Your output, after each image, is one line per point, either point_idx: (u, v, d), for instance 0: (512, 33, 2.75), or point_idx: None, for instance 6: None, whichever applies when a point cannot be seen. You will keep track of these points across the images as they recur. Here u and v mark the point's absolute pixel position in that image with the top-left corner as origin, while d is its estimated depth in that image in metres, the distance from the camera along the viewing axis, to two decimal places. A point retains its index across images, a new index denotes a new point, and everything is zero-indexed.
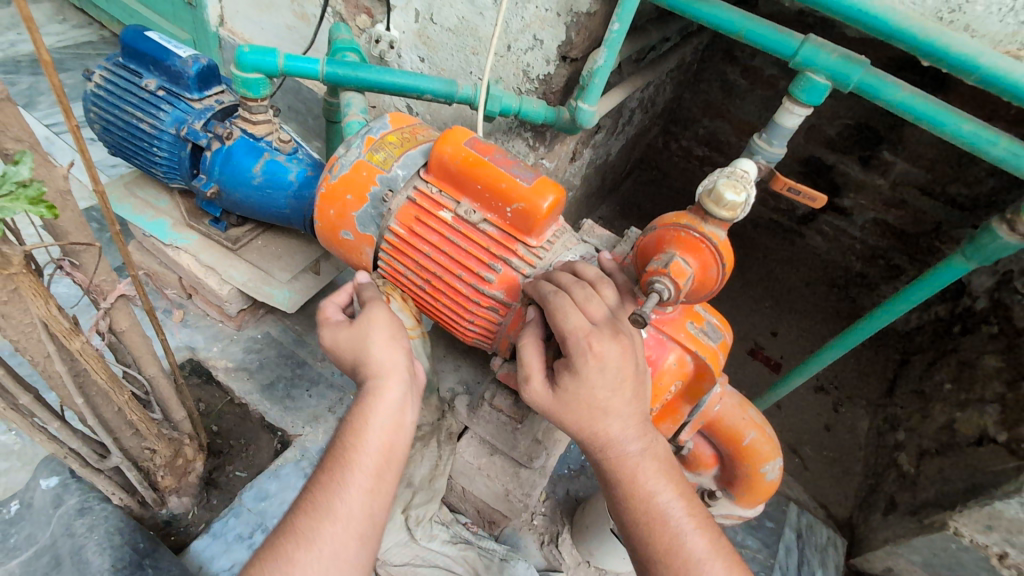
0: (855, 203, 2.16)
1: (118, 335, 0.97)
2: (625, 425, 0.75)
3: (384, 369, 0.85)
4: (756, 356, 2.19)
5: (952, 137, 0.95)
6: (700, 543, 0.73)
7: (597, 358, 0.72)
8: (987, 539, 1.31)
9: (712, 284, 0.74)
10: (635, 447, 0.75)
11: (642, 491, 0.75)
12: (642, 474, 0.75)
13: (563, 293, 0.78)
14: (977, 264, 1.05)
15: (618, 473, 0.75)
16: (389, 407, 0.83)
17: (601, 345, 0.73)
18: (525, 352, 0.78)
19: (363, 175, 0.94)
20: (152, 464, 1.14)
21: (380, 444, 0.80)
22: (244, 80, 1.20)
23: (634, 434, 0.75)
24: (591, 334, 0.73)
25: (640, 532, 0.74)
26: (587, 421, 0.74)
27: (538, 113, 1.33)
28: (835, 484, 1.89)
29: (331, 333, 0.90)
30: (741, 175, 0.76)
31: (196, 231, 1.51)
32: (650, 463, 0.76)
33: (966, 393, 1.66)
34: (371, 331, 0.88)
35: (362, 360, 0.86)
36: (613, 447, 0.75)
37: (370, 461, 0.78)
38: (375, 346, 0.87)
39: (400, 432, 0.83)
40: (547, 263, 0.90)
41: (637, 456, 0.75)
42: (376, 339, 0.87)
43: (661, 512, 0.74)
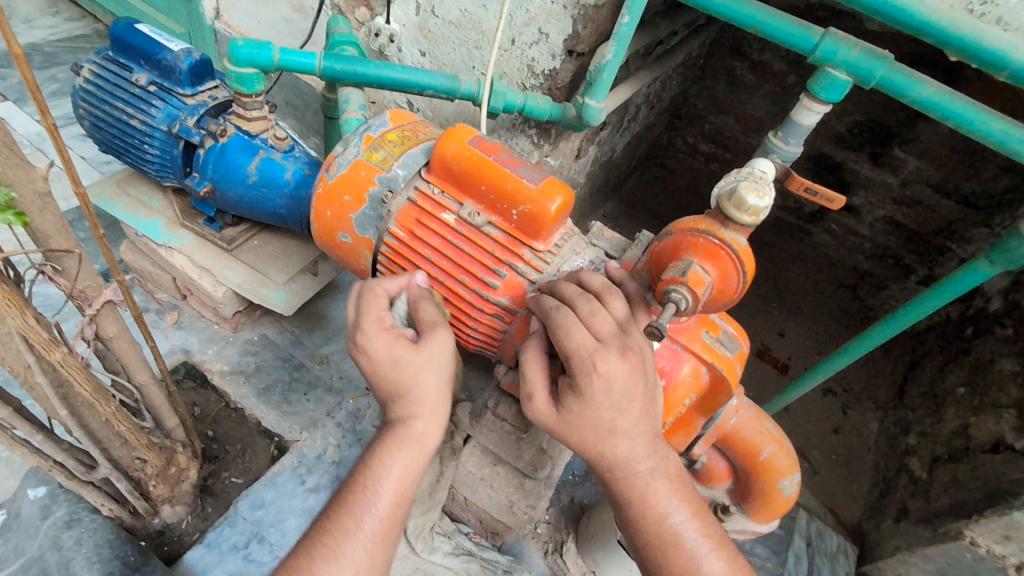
0: (864, 202, 2.12)
1: (105, 342, 0.93)
2: (633, 445, 0.71)
3: (424, 413, 0.77)
4: (764, 357, 2.15)
5: (980, 137, 0.91)
6: (714, 566, 0.69)
7: (604, 379, 0.68)
8: (1005, 549, 1.24)
9: (731, 293, 0.70)
10: (645, 467, 0.71)
11: (653, 512, 0.71)
12: (654, 494, 0.71)
13: (566, 309, 0.73)
14: (1002, 268, 1.00)
15: (628, 492, 0.71)
16: (414, 448, 0.76)
17: (606, 364, 0.68)
18: (528, 368, 0.75)
19: (361, 175, 0.90)
20: (143, 473, 1.10)
21: (396, 488, 0.74)
22: (238, 76, 1.16)
23: (645, 453, 0.71)
24: (596, 352, 0.68)
25: (652, 554, 0.71)
26: (594, 441, 0.70)
27: (543, 110, 1.28)
28: (845, 489, 1.85)
29: (377, 337, 0.76)
30: (760, 176, 0.72)
31: (190, 231, 1.46)
32: (662, 482, 0.72)
33: (980, 398, 1.62)
34: (430, 364, 0.77)
35: (405, 394, 0.76)
36: (623, 467, 0.71)
37: (385, 505, 0.73)
38: (427, 380, 0.77)
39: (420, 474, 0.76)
40: (556, 270, 0.86)
41: (648, 475, 0.71)
42: (432, 377, 0.77)
43: (673, 533, 0.70)
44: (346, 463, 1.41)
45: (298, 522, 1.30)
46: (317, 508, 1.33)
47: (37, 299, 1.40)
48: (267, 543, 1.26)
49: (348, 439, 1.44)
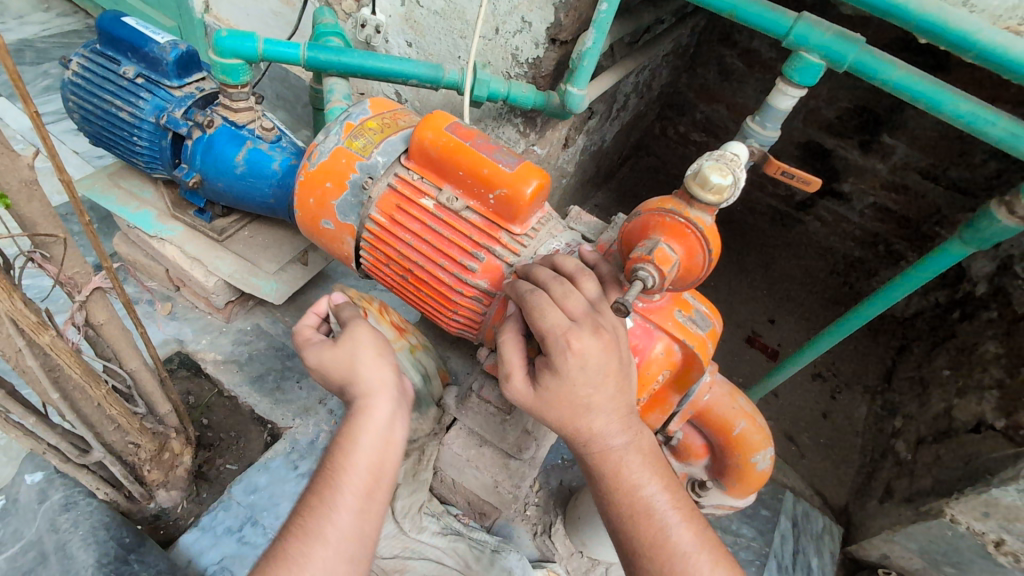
0: (853, 188, 2.13)
1: (95, 328, 0.95)
2: (607, 421, 0.73)
3: (372, 387, 0.83)
4: (754, 343, 2.18)
5: (950, 118, 0.92)
6: (684, 537, 0.72)
7: (578, 356, 0.70)
8: (984, 526, 1.30)
9: (698, 271, 0.72)
10: (619, 441, 0.74)
11: (626, 484, 0.73)
12: (627, 467, 0.74)
13: (540, 291, 0.75)
14: (975, 248, 1.02)
15: (602, 466, 0.74)
16: (380, 422, 0.80)
17: (580, 343, 0.70)
18: (505, 348, 0.77)
19: (342, 163, 0.92)
20: (136, 458, 1.13)
21: (371, 467, 0.77)
22: (223, 66, 1.17)
23: (619, 428, 0.74)
24: (569, 332, 0.71)
25: (624, 525, 0.73)
26: (570, 418, 0.72)
27: (527, 98, 1.30)
28: (833, 472, 1.87)
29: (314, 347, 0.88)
30: (729, 158, 0.74)
31: (181, 222, 1.48)
32: (635, 456, 0.74)
33: (964, 380, 1.64)
34: (360, 345, 0.85)
35: (350, 380, 0.84)
36: (598, 442, 0.73)
37: (362, 480, 0.76)
38: (365, 363, 0.84)
39: (392, 444, 0.81)
40: (533, 253, 0.88)
41: (622, 449, 0.74)
42: (366, 356, 0.84)
43: (646, 504, 0.73)
44: None
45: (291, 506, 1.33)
46: None
47: (30, 289, 1.43)
48: (261, 526, 1.29)
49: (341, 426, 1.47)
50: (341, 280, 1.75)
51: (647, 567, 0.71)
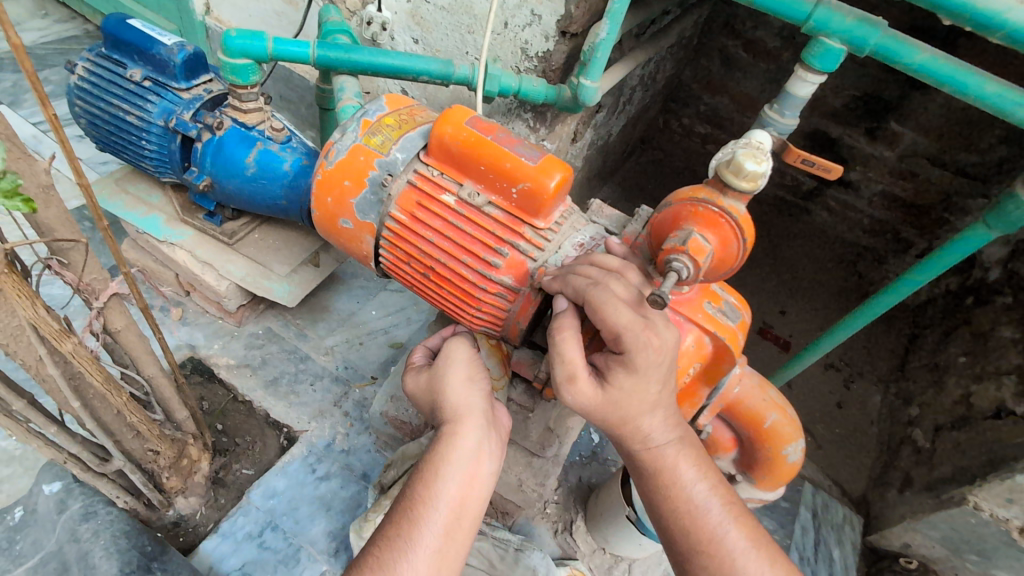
0: (862, 176, 2.12)
1: (113, 335, 0.94)
2: (658, 420, 0.76)
3: (458, 412, 0.84)
4: (765, 335, 2.17)
5: (975, 101, 0.91)
6: (734, 534, 0.74)
7: (658, 352, 0.71)
8: (1009, 513, 1.28)
9: (732, 262, 0.70)
10: (669, 438, 0.77)
11: (678, 481, 0.76)
12: (678, 464, 0.77)
13: (602, 284, 0.74)
14: (1001, 232, 1.01)
15: (654, 463, 0.77)
16: (467, 452, 0.80)
17: (658, 338, 0.71)
18: (567, 348, 0.73)
19: (360, 160, 0.90)
20: (155, 465, 1.12)
21: (456, 494, 0.77)
22: (232, 67, 1.16)
23: (669, 425, 0.77)
24: (648, 327, 0.71)
25: (677, 523, 0.76)
26: (634, 414, 0.74)
27: (538, 92, 1.29)
28: (850, 462, 1.86)
29: (418, 372, 0.94)
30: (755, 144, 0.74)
31: (191, 226, 1.47)
32: (684, 452, 0.78)
33: (981, 366, 1.63)
34: (448, 368, 0.89)
35: (440, 402, 0.86)
36: (647, 440, 0.76)
37: (442, 515, 0.75)
38: (461, 396, 0.86)
39: (480, 477, 0.80)
40: (557, 258, 0.86)
41: (671, 446, 0.77)
42: (453, 380, 0.88)
43: (699, 501, 0.76)
44: (355, 451, 1.43)
45: (311, 510, 1.32)
46: (329, 496, 1.35)
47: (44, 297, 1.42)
48: (282, 531, 1.28)
49: (356, 428, 1.46)
50: (351, 281, 1.75)
51: (702, 562, 0.74)
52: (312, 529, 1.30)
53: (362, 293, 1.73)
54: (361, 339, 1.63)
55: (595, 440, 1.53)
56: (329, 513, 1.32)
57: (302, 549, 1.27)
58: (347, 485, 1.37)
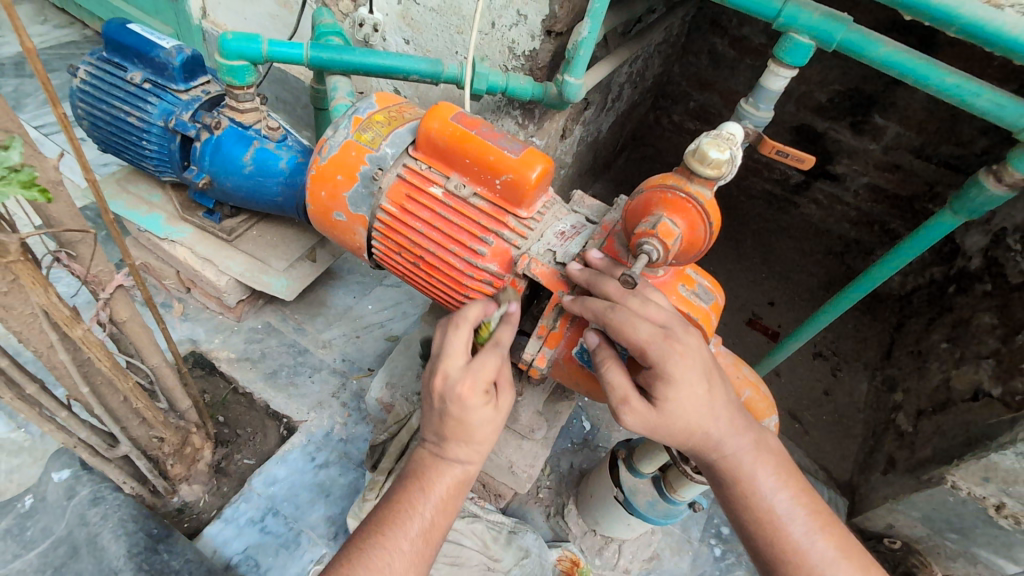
0: (847, 169, 2.16)
1: (119, 325, 0.98)
2: (725, 426, 0.78)
3: (471, 454, 0.80)
4: (754, 326, 2.23)
5: (936, 92, 0.95)
6: (821, 544, 0.76)
7: (685, 357, 0.74)
8: (985, 490, 1.31)
9: (700, 244, 0.75)
10: (740, 445, 0.79)
11: (756, 489, 0.78)
12: (756, 473, 0.79)
13: (619, 305, 0.77)
14: (966, 218, 1.05)
15: (732, 473, 0.79)
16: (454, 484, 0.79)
17: (682, 344, 0.74)
18: (609, 372, 0.79)
19: (352, 156, 0.95)
20: (160, 452, 1.17)
21: (426, 533, 0.76)
22: (229, 68, 1.21)
23: (738, 432, 0.79)
24: (668, 337, 0.74)
25: (761, 532, 0.77)
26: (696, 426, 0.76)
27: (525, 90, 1.33)
28: (836, 447, 1.91)
29: (474, 392, 0.78)
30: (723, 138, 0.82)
31: (190, 224, 1.51)
32: (762, 459, 0.80)
33: (961, 350, 1.67)
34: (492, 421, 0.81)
35: (464, 440, 0.79)
36: (721, 450, 0.78)
37: (414, 540, 0.74)
38: (484, 442, 0.81)
39: (449, 519, 0.79)
40: (567, 253, 0.89)
41: (747, 453, 0.79)
42: (487, 431, 0.80)
43: (778, 511, 0.77)
44: (353, 439, 1.47)
45: (310, 496, 1.37)
46: (327, 483, 1.39)
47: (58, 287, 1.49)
48: (282, 516, 1.33)
49: (354, 418, 1.50)
50: (348, 276, 1.79)
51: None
52: (311, 515, 1.34)
53: (358, 288, 1.78)
54: (358, 332, 1.67)
55: (587, 428, 1.58)
56: (328, 500, 1.37)
57: (302, 533, 1.31)
58: (345, 472, 1.42)
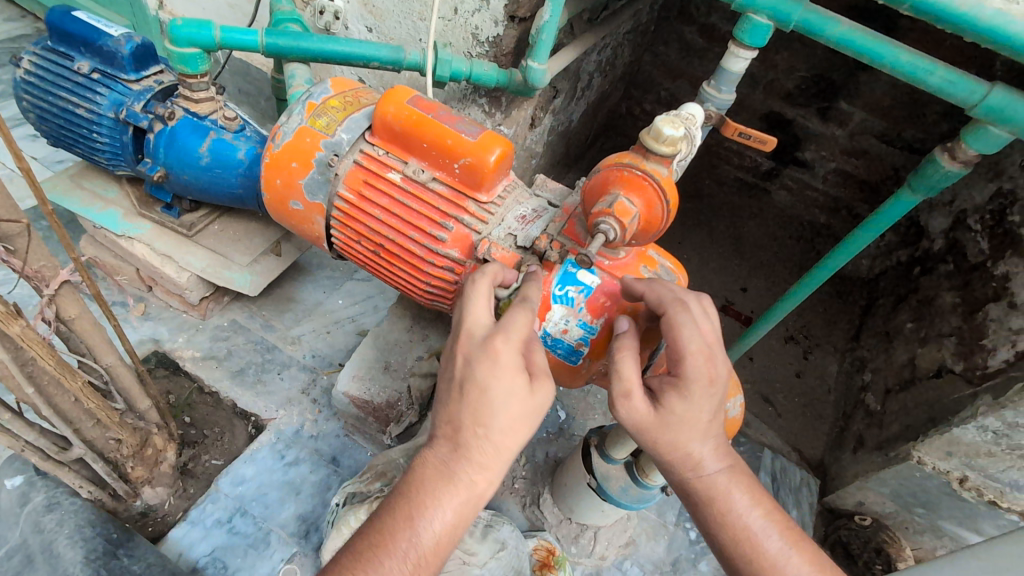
0: (815, 155, 2.18)
1: (67, 323, 0.95)
2: (709, 447, 0.76)
3: (489, 455, 0.70)
4: (728, 312, 2.25)
5: (891, 70, 0.96)
6: (796, 561, 0.72)
7: (711, 381, 0.74)
8: (948, 464, 1.35)
9: (657, 223, 0.74)
10: (718, 466, 0.76)
11: (732, 509, 0.75)
12: (732, 492, 0.75)
13: (679, 305, 0.77)
14: (924, 195, 1.07)
15: (707, 490, 0.75)
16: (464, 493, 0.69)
17: (715, 367, 0.75)
18: (624, 364, 0.75)
19: (306, 142, 0.92)
20: (118, 454, 1.13)
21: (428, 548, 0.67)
22: (180, 56, 1.17)
23: (716, 452, 0.76)
24: (709, 356, 0.75)
25: (735, 551, 0.73)
26: (683, 442, 0.74)
27: (490, 76, 1.31)
28: (808, 429, 1.94)
29: (495, 347, 0.71)
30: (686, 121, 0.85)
31: (149, 220, 1.47)
32: (736, 479, 0.76)
33: (926, 330, 1.70)
34: (520, 405, 0.70)
35: (483, 427, 0.69)
36: (700, 467, 0.76)
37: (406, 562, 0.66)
38: (506, 433, 0.70)
39: (453, 542, 0.69)
40: (591, 279, 0.85)
41: (722, 474, 0.76)
42: (511, 417, 0.70)
43: (756, 533, 0.74)
44: (324, 436, 1.44)
45: (279, 495, 1.34)
46: (298, 480, 1.37)
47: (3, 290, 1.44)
48: (250, 516, 1.30)
49: (324, 414, 1.48)
50: (317, 271, 1.76)
51: None
52: (280, 513, 1.31)
53: (328, 283, 1.75)
54: (328, 328, 1.64)
55: (562, 417, 1.57)
56: (299, 498, 1.34)
57: (272, 532, 1.28)
58: (316, 469, 1.39)
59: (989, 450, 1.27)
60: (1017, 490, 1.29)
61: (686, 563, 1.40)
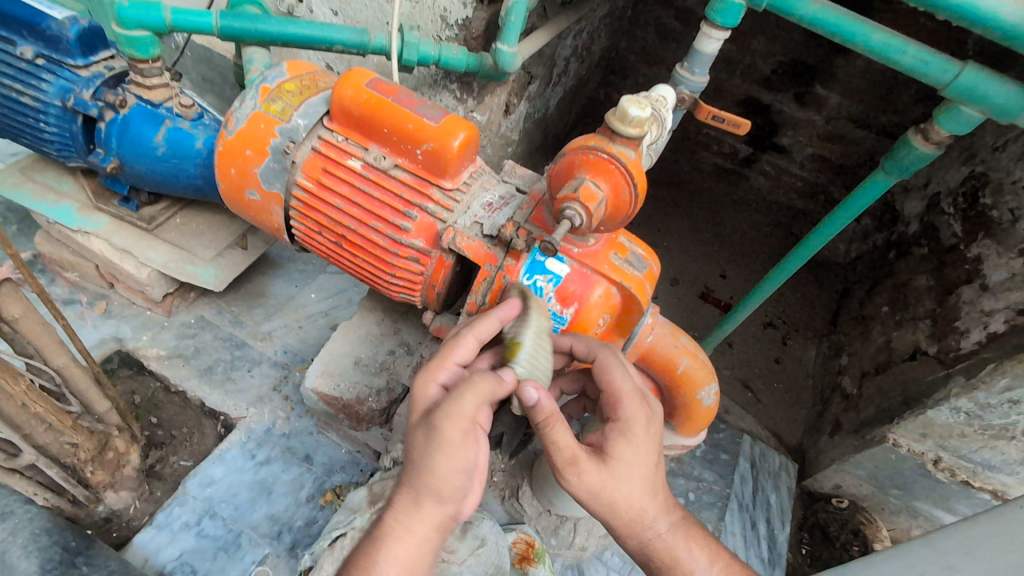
0: (793, 141, 2.18)
1: (10, 323, 0.90)
2: (658, 504, 0.80)
3: (431, 499, 0.72)
4: (707, 299, 2.26)
5: (863, 50, 0.95)
6: None
7: (649, 424, 0.78)
8: (923, 446, 1.36)
9: (625, 208, 0.72)
10: (667, 524, 0.81)
11: (682, 566, 0.81)
12: (681, 550, 0.81)
13: (607, 349, 0.81)
14: (898, 177, 1.06)
15: (657, 549, 0.81)
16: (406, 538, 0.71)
17: (648, 409, 0.79)
18: (555, 430, 0.73)
19: (261, 128, 0.88)
20: (75, 459, 1.08)
21: None
22: (129, 39, 1.11)
23: (665, 514, 0.81)
24: (641, 397, 0.79)
25: None
26: (635, 500, 0.77)
27: (458, 61, 1.26)
28: (787, 414, 1.95)
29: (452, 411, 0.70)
30: (656, 103, 0.82)
31: (106, 214, 1.40)
32: (685, 535, 0.82)
33: (901, 313, 1.71)
34: (464, 455, 0.71)
35: (428, 476, 0.71)
36: (653, 528, 0.80)
37: None
38: (449, 479, 0.71)
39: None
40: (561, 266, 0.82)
41: (671, 529, 0.82)
42: (455, 465, 0.71)
43: None
44: (297, 434, 1.41)
45: (250, 495, 1.30)
46: (269, 480, 1.33)
47: None
48: (220, 518, 1.26)
49: (297, 411, 1.44)
50: (288, 265, 1.70)
51: None
52: (252, 514, 1.27)
53: (300, 276, 1.70)
54: (300, 323, 1.59)
55: None
56: (271, 497, 1.30)
57: (243, 534, 1.25)
58: (288, 468, 1.35)
59: (962, 431, 1.28)
60: (990, 470, 1.31)
61: None
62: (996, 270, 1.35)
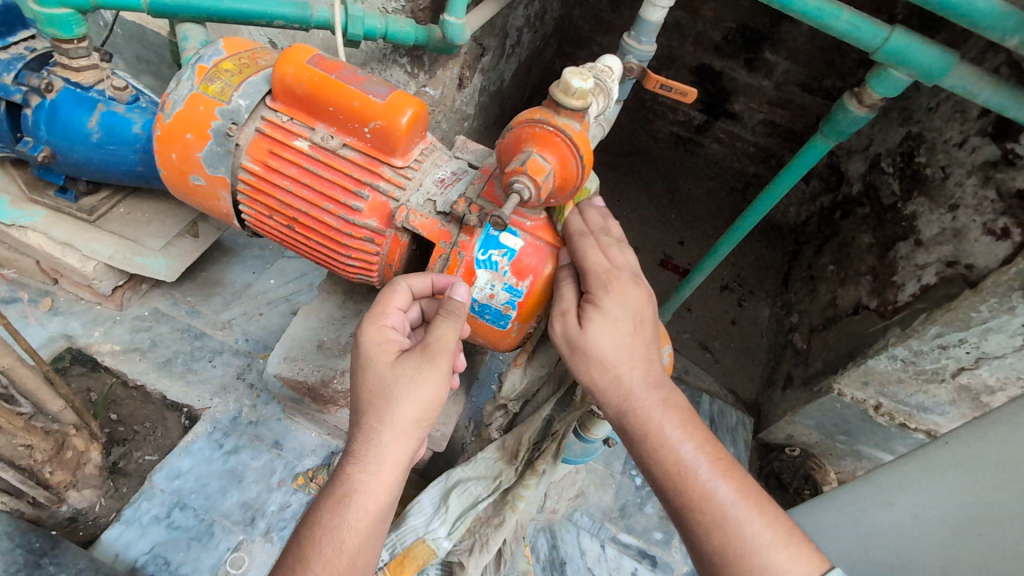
0: (744, 107, 2.22)
1: None
2: (634, 375, 0.78)
3: (391, 425, 0.75)
4: (667, 266, 2.32)
5: (800, 15, 0.97)
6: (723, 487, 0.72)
7: (617, 292, 0.79)
8: (865, 394, 1.46)
9: (573, 179, 0.73)
10: (647, 396, 0.77)
11: (658, 439, 0.75)
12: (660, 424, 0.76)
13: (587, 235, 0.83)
14: (836, 141, 1.10)
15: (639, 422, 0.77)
16: (381, 462, 0.74)
17: (620, 283, 0.79)
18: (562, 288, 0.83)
19: (200, 110, 0.87)
20: (31, 461, 1.06)
21: (358, 522, 0.72)
22: (50, 19, 1.04)
23: (650, 383, 0.78)
24: (610, 271, 0.80)
25: (666, 482, 0.74)
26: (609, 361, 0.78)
27: (406, 34, 1.22)
28: (743, 371, 2.05)
29: (388, 337, 0.81)
30: (602, 74, 0.83)
31: (42, 206, 1.34)
32: (671, 412, 0.77)
33: (845, 270, 1.80)
34: (410, 382, 0.76)
35: (385, 395, 0.75)
36: (631, 394, 0.78)
37: (353, 534, 0.72)
38: (405, 403, 0.75)
39: (380, 522, 0.74)
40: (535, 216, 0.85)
41: (653, 403, 0.77)
42: (407, 391, 0.75)
43: (681, 462, 0.74)
44: (264, 421, 1.40)
45: (221, 485, 1.29)
46: (238, 468, 1.32)
47: None
48: (191, 509, 1.25)
49: (263, 398, 1.42)
50: (244, 251, 1.66)
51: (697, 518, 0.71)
52: (224, 503, 1.27)
53: (256, 263, 1.66)
54: (260, 310, 1.56)
55: None
56: (242, 485, 1.30)
57: (216, 523, 1.25)
58: (257, 455, 1.35)
59: (899, 377, 1.38)
60: (923, 411, 1.42)
61: (633, 507, 1.46)
62: (929, 226, 1.43)
